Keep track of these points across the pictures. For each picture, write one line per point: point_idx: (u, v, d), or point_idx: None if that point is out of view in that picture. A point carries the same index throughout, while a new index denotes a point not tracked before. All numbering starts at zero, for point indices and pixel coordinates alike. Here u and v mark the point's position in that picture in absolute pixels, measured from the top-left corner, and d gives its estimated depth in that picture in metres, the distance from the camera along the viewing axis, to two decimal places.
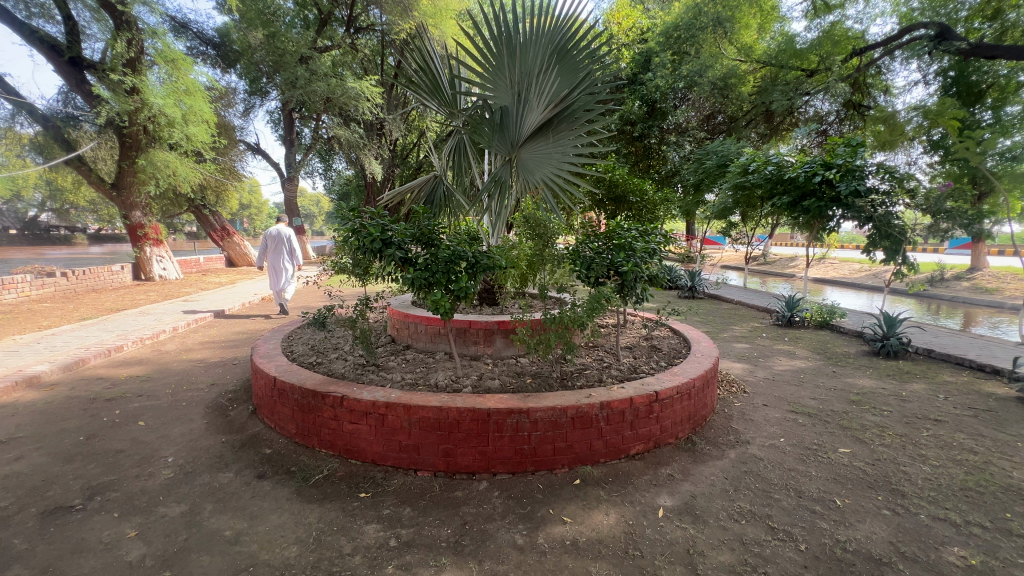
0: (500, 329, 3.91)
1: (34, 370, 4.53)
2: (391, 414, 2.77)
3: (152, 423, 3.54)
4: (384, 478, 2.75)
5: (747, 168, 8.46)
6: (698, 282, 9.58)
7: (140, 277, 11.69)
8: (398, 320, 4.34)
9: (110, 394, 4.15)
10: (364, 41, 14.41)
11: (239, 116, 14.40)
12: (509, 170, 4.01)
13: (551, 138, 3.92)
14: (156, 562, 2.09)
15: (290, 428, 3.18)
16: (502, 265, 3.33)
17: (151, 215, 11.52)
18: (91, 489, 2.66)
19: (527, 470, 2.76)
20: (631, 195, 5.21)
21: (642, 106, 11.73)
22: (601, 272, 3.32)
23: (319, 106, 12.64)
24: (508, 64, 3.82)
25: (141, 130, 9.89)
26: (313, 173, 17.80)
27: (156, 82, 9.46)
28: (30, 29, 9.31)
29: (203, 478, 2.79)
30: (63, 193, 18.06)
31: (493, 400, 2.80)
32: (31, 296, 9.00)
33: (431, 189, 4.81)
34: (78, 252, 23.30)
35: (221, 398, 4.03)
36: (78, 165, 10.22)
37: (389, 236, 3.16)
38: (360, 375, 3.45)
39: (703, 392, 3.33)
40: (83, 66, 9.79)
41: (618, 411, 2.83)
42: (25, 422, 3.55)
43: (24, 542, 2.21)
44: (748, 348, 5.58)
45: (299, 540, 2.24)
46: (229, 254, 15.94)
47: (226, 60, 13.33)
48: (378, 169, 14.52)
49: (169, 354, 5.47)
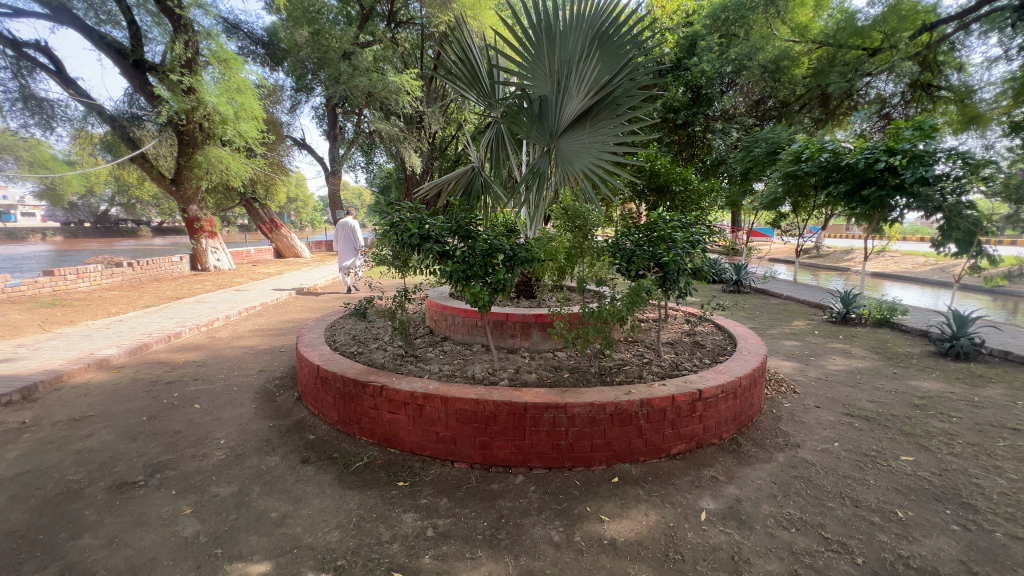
0: (537, 322, 3.87)
1: (103, 354, 4.86)
2: (429, 405, 2.80)
3: (206, 407, 3.74)
4: (422, 468, 2.78)
5: (800, 156, 7.94)
6: (744, 276, 9.16)
7: (197, 267, 12.39)
8: (436, 311, 4.38)
9: (169, 377, 4.41)
10: (405, 35, 14.56)
11: (287, 112, 14.92)
12: (548, 161, 3.93)
13: (591, 127, 3.79)
14: (208, 540, 2.20)
15: (333, 415, 3.27)
16: (540, 257, 3.28)
17: (206, 209, 12.10)
18: (152, 467, 2.84)
19: (564, 466, 2.72)
20: (675, 185, 4.85)
21: (687, 92, 11.21)
22: (642, 266, 3.20)
23: (361, 101, 12.88)
24: (547, 52, 3.74)
25: (197, 128, 10.42)
26: (355, 167, 18.20)
27: (209, 81, 9.89)
28: (98, 35, 9.87)
29: (251, 460, 2.92)
30: (130, 188, 19.46)
31: (530, 393, 2.77)
32: (102, 284, 9.68)
33: (469, 180, 4.82)
34: (142, 243, 25.06)
35: (269, 384, 4.21)
36: (141, 161, 10.85)
37: (427, 230, 3.16)
38: (399, 366, 3.49)
39: (749, 392, 3.17)
40: (145, 68, 10.37)
41: (658, 409, 2.75)
42: (95, 401, 3.83)
43: (93, 514, 2.38)
44: (799, 346, 5.30)
45: (340, 525, 2.30)
46: (277, 246, 16.61)
47: (275, 58, 13.81)
48: (418, 162, 14.65)
49: (222, 341, 5.76)
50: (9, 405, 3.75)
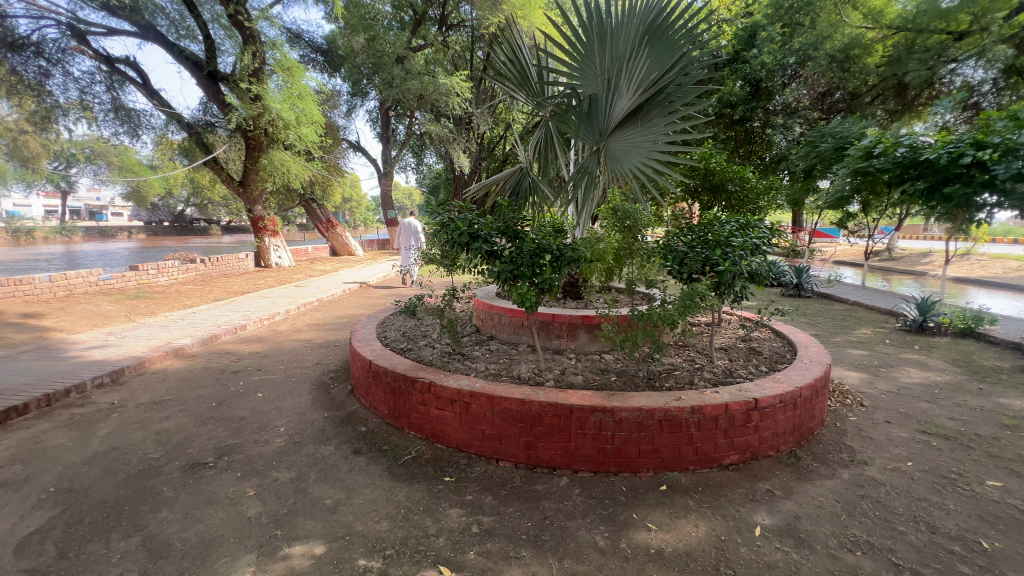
0: (584, 323, 3.84)
1: (179, 343, 5.28)
2: (475, 403, 2.84)
3: (268, 395, 3.98)
4: (467, 465, 2.83)
5: (871, 151, 7.38)
6: (805, 280, 8.62)
7: (260, 264, 13.20)
8: (483, 311, 4.43)
9: (235, 367, 4.73)
10: (455, 38, 14.82)
11: (343, 116, 15.58)
12: (597, 160, 3.86)
13: (641, 125, 3.69)
14: (269, 521, 2.34)
15: (383, 408, 3.39)
16: (588, 258, 3.24)
17: (269, 209, 12.84)
18: (221, 449, 3.05)
19: (610, 470, 2.68)
20: (731, 184, 4.55)
21: (745, 86, 10.70)
22: (694, 268, 3.10)
23: (412, 103, 13.23)
24: (598, 50, 3.68)
25: (263, 133, 11.06)
26: (406, 168, 18.73)
27: (274, 89, 10.54)
28: (178, 49, 10.68)
29: (308, 448, 3.08)
30: (203, 189, 21.06)
31: (576, 395, 2.75)
32: (179, 278, 10.50)
33: (517, 181, 4.86)
34: (213, 241, 27.11)
35: (325, 376, 4.42)
36: (213, 165, 11.67)
37: (477, 229, 3.21)
38: (446, 363, 3.56)
39: (811, 403, 2.99)
40: (218, 79, 11.15)
41: (710, 417, 2.64)
42: (172, 386, 4.18)
43: (170, 491, 2.59)
44: (867, 355, 4.93)
45: (389, 516, 2.38)
46: (333, 244, 17.39)
47: (333, 65, 14.49)
48: (466, 162, 14.84)
49: (282, 334, 6.11)
50: (100, 386, 4.15)
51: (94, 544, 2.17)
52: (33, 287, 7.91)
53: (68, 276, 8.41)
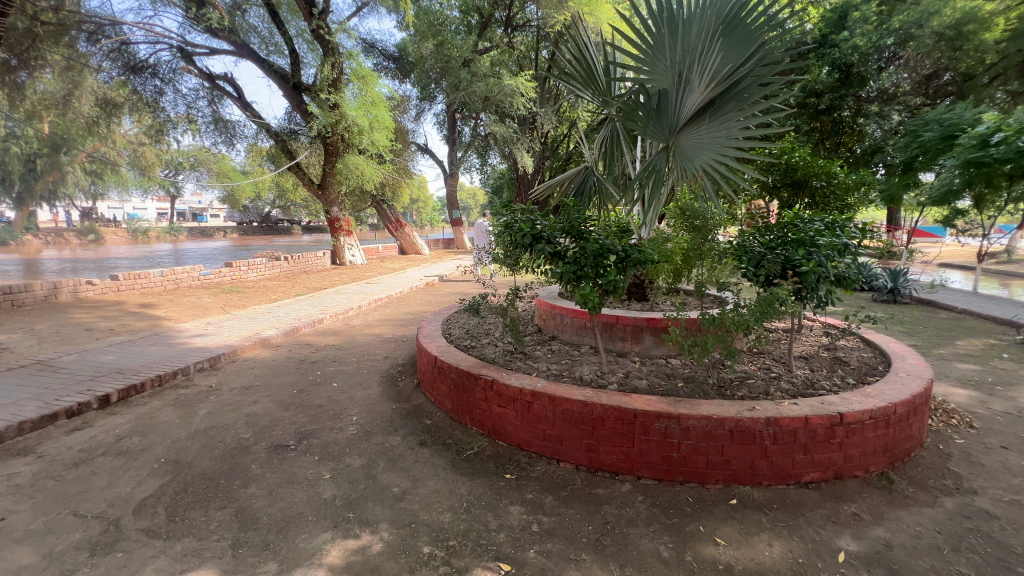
0: (650, 326, 3.73)
1: (265, 334, 5.76)
2: (536, 403, 2.85)
3: (342, 385, 4.25)
4: (528, 463, 2.85)
5: (988, 139, 6.54)
6: (902, 284, 7.79)
7: (336, 262, 14.09)
8: (546, 311, 4.44)
9: (314, 358, 5.09)
10: (520, 39, 14.87)
11: (412, 120, 16.25)
12: (666, 157, 3.70)
13: (714, 120, 3.48)
14: (342, 504, 2.50)
15: (447, 403, 3.49)
16: (655, 259, 3.13)
17: (344, 210, 13.62)
18: (301, 434, 3.30)
19: (676, 479, 2.58)
20: (816, 179, 4.12)
21: (833, 73, 9.65)
22: (772, 271, 2.95)
23: (478, 106, 13.46)
24: (668, 43, 3.54)
25: (340, 139, 11.70)
26: (470, 169, 19.09)
27: (350, 96, 11.29)
28: (268, 64, 11.61)
29: (377, 438, 3.25)
30: (287, 192, 22.90)
31: (640, 400, 2.68)
32: (266, 275, 11.44)
33: (582, 180, 4.83)
34: (295, 241, 29.35)
35: (393, 369, 4.64)
36: (296, 170, 12.62)
37: (540, 231, 3.23)
38: (509, 361, 3.61)
39: (907, 422, 2.70)
40: (302, 89, 12.00)
41: (787, 430, 2.47)
42: (260, 373, 4.58)
43: (257, 469, 2.84)
44: (979, 371, 4.35)
45: (452, 508, 2.46)
46: (402, 243, 18.16)
47: (403, 71, 15.28)
48: (529, 162, 14.59)
49: (355, 328, 6.49)
50: (201, 371, 4.63)
51: (196, 510, 2.44)
52: (148, 281, 8.96)
53: (175, 271, 9.43)
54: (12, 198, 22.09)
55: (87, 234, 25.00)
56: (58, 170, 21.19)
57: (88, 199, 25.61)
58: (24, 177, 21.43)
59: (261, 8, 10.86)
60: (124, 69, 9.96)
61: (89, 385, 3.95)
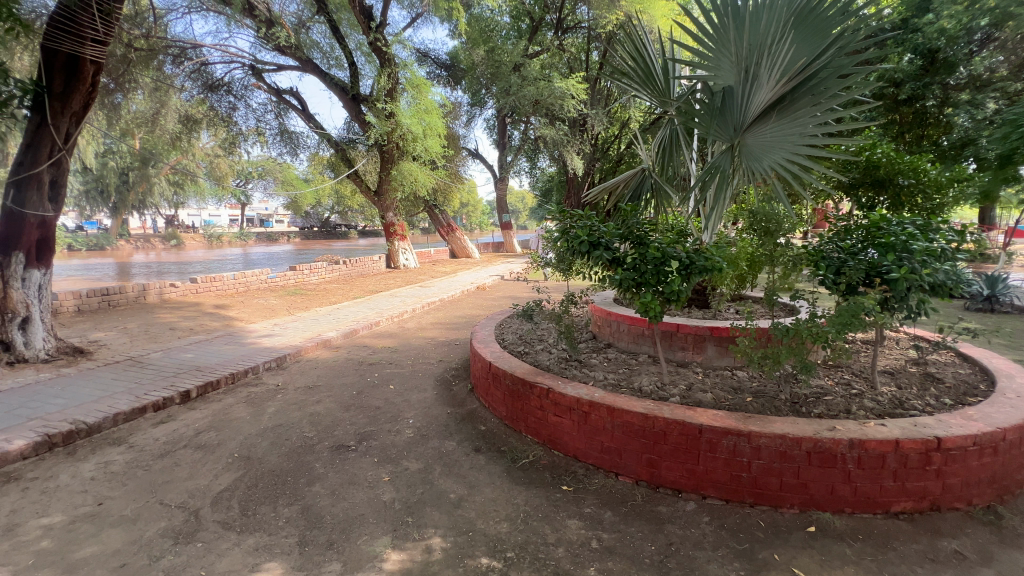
0: (713, 335, 3.56)
1: (327, 335, 6.02)
2: (594, 413, 2.78)
3: (399, 388, 4.35)
4: (585, 475, 2.78)
5: None
6: (1001, 290, 6.99)
7: (391, 266, 14.57)
8: (601, 317, 4.34)
9: (371, 359, 5.25)
10: (571, 40, 14.73)
11: (464, 126, 16.55)
12: (731, 158, 3.49)
13: (785, 117, 3.24)
14: (401, 507, 2.53)
15: (502, 410, 3.48)
16: (721, 265, 2.96)
17: (399, 215, 14.02)
18: (361, 435, 3.40)
19: (745, 501, 2.42)
20: (902, 177, 3.72)
21: (916, 60, 8.84)
22: (854, 279, 2.73)
23: (528, 109, 13.47)
24: (733, 37, 3.40)
25: (395, 146, 12.16)
26: (520, 173, 19.12)
27: (405, 105, 11.64)
28: (330, 77, 12.18)
29: (433, 442, 3.28)
30: (346, 199, 23.97)
31: (706, 414, 2.54)
32: (326, 278, 12.00)
33: (638, 183, 4.70)
34: (353, 245, 30.67)
35: (446, 373, 4.70)
36: (355, 177, 13.18)
37: (598, 237, 3.14)
38: (564, 369, 3.54)
39: (1018, 450, 2.39)
40: (360, 100, 12.50)
41: (874, 454, 2.25)
42: (322, 374, 4.78)
43: (321, 468, 2.94)
44: None
45: (509, 518, 2.43)
46: (453, 247, 18.50)
47: (455, 78, 15.66)
48: (580, 164, 14.25)
49: (410, 331, 6.65)
50: (269, 370, 4.90)
51: (267, 505, 2.56)
52: (222, 283, 9.63)
53: (246, 274, 10.08)
54: (108, 207, 24.46)
55: (170, 239, 27.25)
56: (146, 180, 23.26)
57: (171, 207, 27.93)
58: (118, 188, 23.70)
59: (323, 25, 11.37)
60: (203, 88, 10.84)
61: (173, 381, 4.27)
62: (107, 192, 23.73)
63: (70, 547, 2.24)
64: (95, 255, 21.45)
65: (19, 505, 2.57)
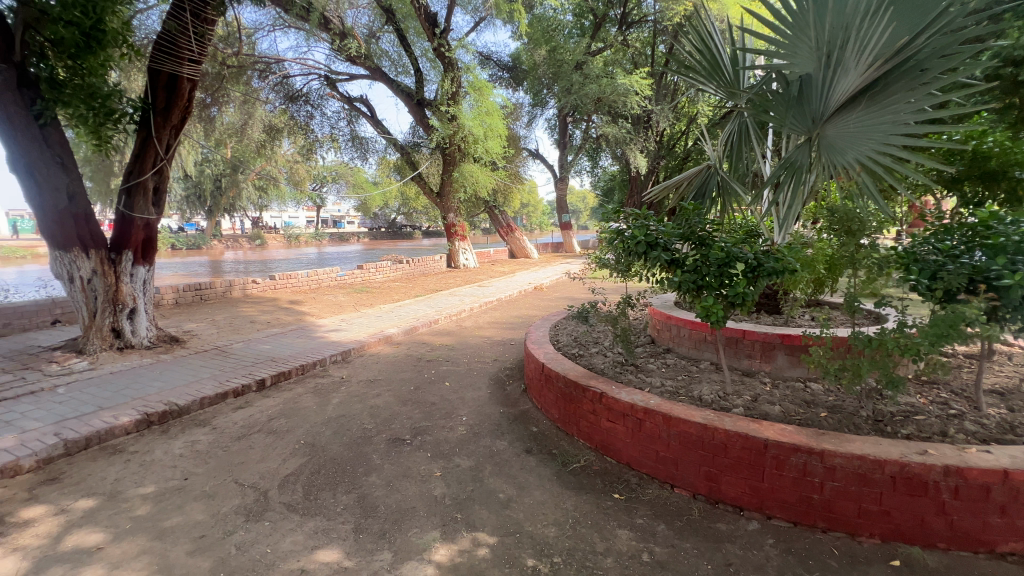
0: (783, 344, 3.30)
1: (389, 332, 6.28)
2: (649, 420, 2.67)
3: (454, 385, 4.44)
4: (639, 484, 2.67)
5: None
6: None
7: (451, 265, 14.93)
8: (660, 321, 4.18)
9: (429, 356, 5.40)
10: (635, 35, 14.35)
11: (524, 127, 16.62)
12: (809, 151, 3.23)
13: (875, 106, 2.92)
14: (451, 503, 2.58)
15: (554, 412, 3.44)
16: (793, 267, 2.73)
17: (459, 216, 14.30)
18: (416, 429, 3.51)
19: (816, 525, 2.22)
20: (1019, 170, 3.12)
21: None
22: (954, 285, 2.44)
23: (590, 108, 13.27)
24: (815, 19, 3.09)
25: (457, 148, 12.41)
26: (581, 172, 18.90)
27: (467, 108, 11.92)
28: (397, 84, 12.70)
29: (485, 440, 3.31)
30: (411, 200, 24.90)
31: (772, 428, 2.36)
32: (390, 276, 12.52)
33: (704, 180, 4.49)
34: (417, 245, 31.79)
35: (500, 372, 4.74)
36: (418, 179, 13.64)
37: (656, 237, 3.01)
38: (619, 373, 3.44)
39: None
40: (424, 105, 12.94)
41: (976, 484, 1.97)
42: (382, 368, 4.99)
43: (377, 459, 3.06)
44: None
45: (557, 522, 2.39)
46: (512, 247, 18.63)
47: (517, 79, 15.78)
48: (643, 162, 13.86)
49: (466, 329, 6.78)
50: (335, 363, 5.18)
51: (328, 491, 2.71)
52: (297, 280, 10.34)
53: (319, 273, 10.77)
54: (204, 210, 27.10)
55: (254, 239, 29.69)
56: (236, 186, 25.52)
57: (256, 210, 30.43)
58: (213, 193, 26.22)
59: (391, 34, 11.89)
60: (285, 99, 11.71)
61: (251, 370, 4.65)
62: (204, 197, 26.33)
63: (160, 516, 2.49)
64: (192, 254, 23.85)
65: (122, 475, 2.91)
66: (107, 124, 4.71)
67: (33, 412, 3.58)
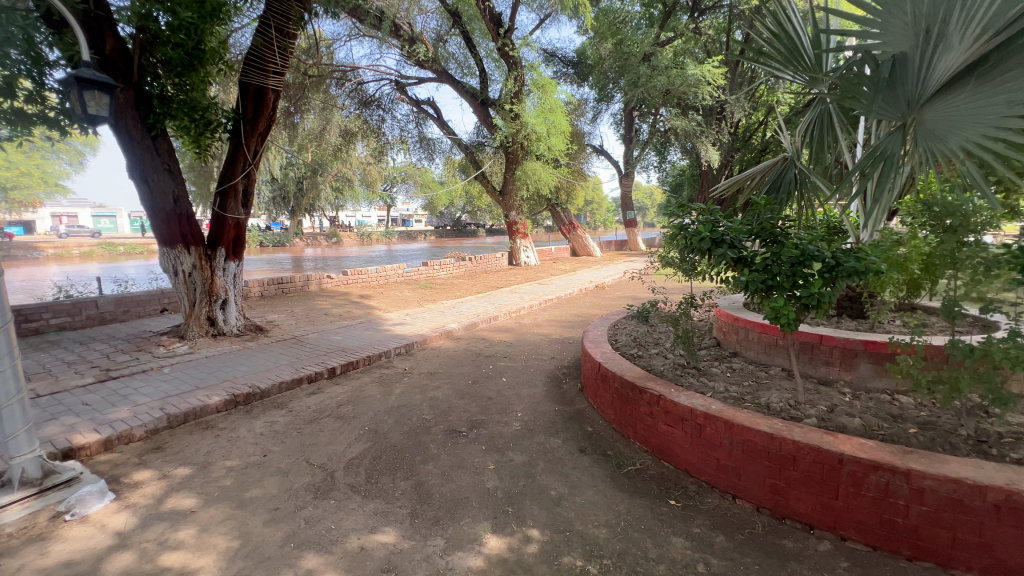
0: (867, 351, 3.01)
1: (450, 327, 6.47)
2: (710, 427, 2.55)
3: (510, 381, 4.50)
4: (697, 493, 2.56)
5: None
6: None
7: (513, 262, 15.07)
8: (726, 323, 3.96)
9: (487, 352, 5.49)
10: (708, 22, 13.66)
11: (588, 122, 16.37)
12: (902, 139, 2.92)
13: (984, 85, 2.57)
14: (503, 496, 2.62)
15: (610, 413, 3.38)
16: (879, 266, 2.47)
17: (521, 214, 14.38)
18: (472, 422, 3.59)
19: (901, 552, 2.01)
20: None
21: None
22: None
23: (657, 100, 12.83)
24: None
25: (520, 147, 12.48)
26: (647, 168, 18.29)
27: (530, 106, 11.96)
28: (462, 85, 12.99)
29: (539, 437, 3.32)
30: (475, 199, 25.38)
31: (850, 442, 2.17)
32: (454, 273, 12.88)
33: (779, 173, 4.18)
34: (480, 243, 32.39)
35: (557, 370, 4.73)
36: (482, 178, 13.88)
37: (722, 234, 2.85)
38: (679, 376, 3.31)
39: None
40: (488, 104, 13.14)
41: None
42: (442, 362, 5.16)
43: (434, 449, 3.18)
44: None
45: (609, 524, 2.35)
46: (575, 245, 18.44)
47: (581, 75, 15.60)
48: (715, 155, 13.15)
49: (525, 326, 6.83)
50: (399, 355, 5.43)
51: (388, 475, 2.86)
52: (367, 276, 10.95)
53: (387, 269, 11.31)
54: (288, 210, 29.40)
55: (332, 237, 31.74)
56: (316, 187, 27.41)
57: (334, 210, 32.50)
58: (296, 195, 28.36)
59: (458, 37, 12.18)
60: (359, 104, 12.43)
61: (324, 359, 4.99)
62: (288, 198, 28.54)
63: (243, 487, 2.76)
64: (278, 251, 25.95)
65: (213, 448, 3.24)
66: (206, 133, 5.31)
67: (143, 389, 4.09)
